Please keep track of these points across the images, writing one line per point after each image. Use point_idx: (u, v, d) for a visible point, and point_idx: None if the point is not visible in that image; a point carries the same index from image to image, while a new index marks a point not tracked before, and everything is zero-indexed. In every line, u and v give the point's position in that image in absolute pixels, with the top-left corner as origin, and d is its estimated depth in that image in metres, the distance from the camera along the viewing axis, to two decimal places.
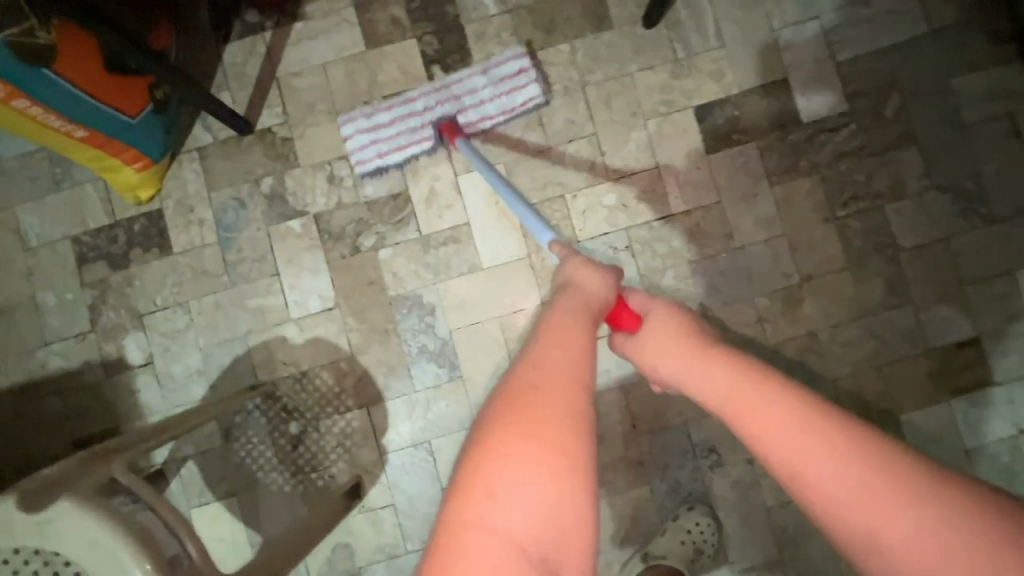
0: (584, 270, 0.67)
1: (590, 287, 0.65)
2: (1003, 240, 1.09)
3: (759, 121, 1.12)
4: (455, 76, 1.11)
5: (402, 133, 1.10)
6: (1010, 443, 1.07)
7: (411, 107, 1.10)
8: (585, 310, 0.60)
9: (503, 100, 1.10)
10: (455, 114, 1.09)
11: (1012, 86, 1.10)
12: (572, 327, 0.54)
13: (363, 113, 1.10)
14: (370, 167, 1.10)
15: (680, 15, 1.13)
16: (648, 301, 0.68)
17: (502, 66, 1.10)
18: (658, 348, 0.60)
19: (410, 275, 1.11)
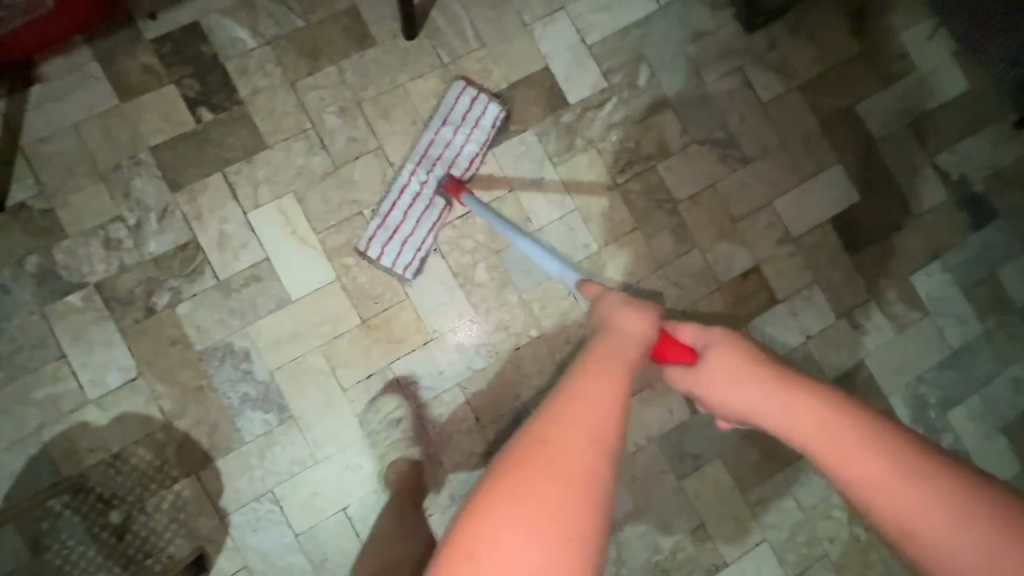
0: (621, 308, 0.68)
1: (630, 327, 0.64)
2: (758, 175, 1.24)
3: (531, 110, 1.19)
4: (422, 141, 1.12)
5: (409, 221, 1.10)
6: (802, 349, 1.21)
7: (419, 198, 1.10)
8: (626, 353, 0.58)
9: (478, 134, 1.14)
10: (447, 172, 1.11)
11: (736, 45, 1.26)
12: (604, 370, 0.53)
13: (377, 224, 1.09)
14: (415, 264, 1.10)
15: (437, 24, 1.18)
16: (701, 332, 0.66)
17: (455, 104, 1.14)
18: (725, 384, 0.59)
19: (218, 326, 1.07)
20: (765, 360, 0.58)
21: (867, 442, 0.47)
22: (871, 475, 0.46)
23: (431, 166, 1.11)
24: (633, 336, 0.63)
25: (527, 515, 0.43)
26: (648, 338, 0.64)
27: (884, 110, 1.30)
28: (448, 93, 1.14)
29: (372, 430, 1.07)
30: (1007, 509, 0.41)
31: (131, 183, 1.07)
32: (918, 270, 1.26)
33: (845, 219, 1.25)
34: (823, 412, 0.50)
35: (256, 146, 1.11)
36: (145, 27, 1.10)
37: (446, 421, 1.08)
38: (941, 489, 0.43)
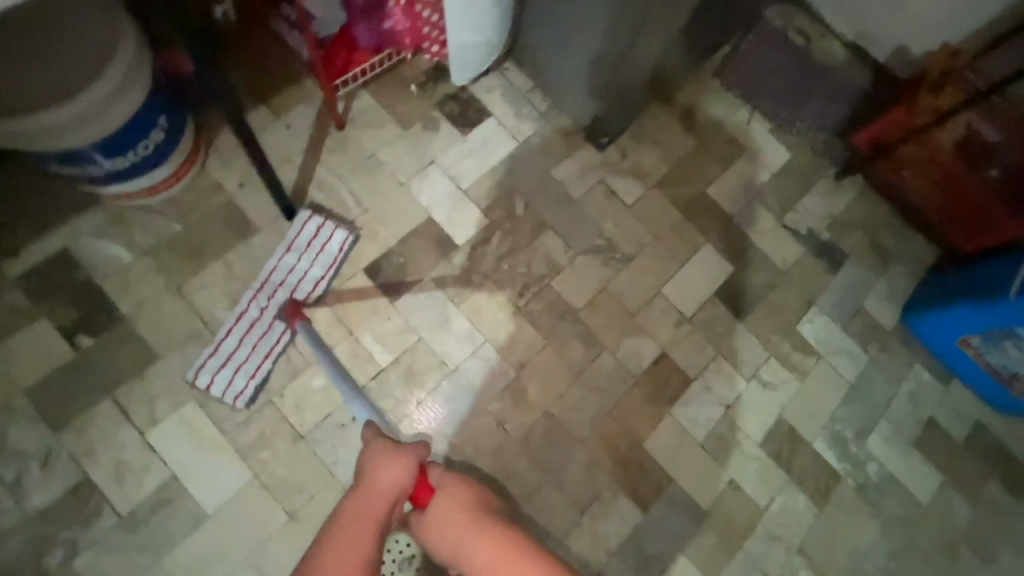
0: (382, 449, 0.77)
1: (382, 480, 0.74)
2: (642, 269, 1.35)
3: (423, 258, 1.24)
4: (266, 267, 1.14)
5: (249, 348, 1.08)
6: (726, 420, 1.28)
7: (255, 322, 1.09)
8: (374, 508, 0.72)
9: (322, 256, 1.16)
10: (290, 297, 1.12)
11: (594, 160, 1.41)
12: (357, 517, 0.71)
13: (208, 354, 1.06)
14: (248, 392, 1.07)
15: (317, 199, 1.23)
16: (441, 477, 0.79)
17: (300, 230, 1.16)
18: (439, 536, 0.73)
19: (128, 568, 0.97)
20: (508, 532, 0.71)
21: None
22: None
23: (270, 292, 1.12)
24: (382, 490, 0.74)
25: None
26: (399, 490, 0.74)
27: (731, 188, 1.47)
28: (296, 219, 1.17)
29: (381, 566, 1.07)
30: None
31: (7, 434, 0.99)
32: (800, 320, 1.40)
33: (727, 290, 1.38)
34: (518, 563, 0.67)
35: (145, 359, 1.07)
36: (8, 266, 1.06)
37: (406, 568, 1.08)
38: None
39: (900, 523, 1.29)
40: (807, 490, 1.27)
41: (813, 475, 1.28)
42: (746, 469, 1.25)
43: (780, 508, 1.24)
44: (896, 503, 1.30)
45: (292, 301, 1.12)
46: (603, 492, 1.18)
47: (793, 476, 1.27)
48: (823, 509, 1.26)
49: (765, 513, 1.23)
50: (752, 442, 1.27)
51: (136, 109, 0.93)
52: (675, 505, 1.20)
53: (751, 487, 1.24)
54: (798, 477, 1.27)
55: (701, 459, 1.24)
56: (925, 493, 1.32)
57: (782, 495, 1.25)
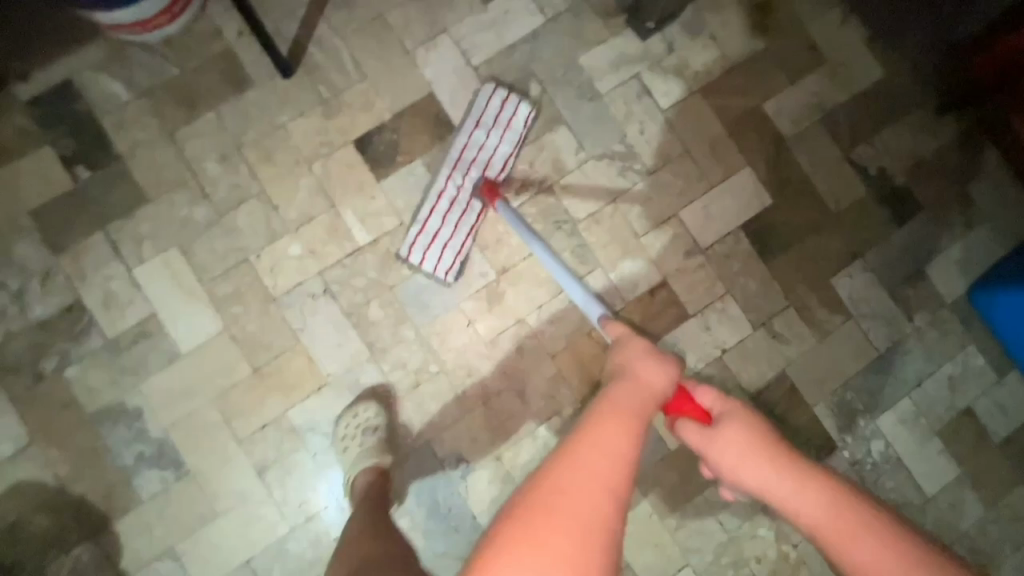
0: (640, 352, 0.72)
1: (654, 379, 0.67)
2: (662, 186, 1.19)
3: (418, 139, 1.14)
4: (456, 144, 1.10)
5: (452, 229, 1.09)
6: (718, 365, 1.17)
7: (454, 203, 1.09)
8: (641, 400, 0.61)
9: (510, 134, 1.12)
10: (483, 175, 1.10)
11: (631, 52, 1.21)
12: (631, 411, 0.58)
13: (415, 233, 1.08)
14: (455, 266, 1.10)
15: (315, 58, 1.14)
16: (721, 402, 0.71)
17: (485, 105, 1.11)
18: (735, 457, 0.64)
19: (108, 386, 1.06)
20: (779, 448, 0.63)
21: (842, 520, 0.54)
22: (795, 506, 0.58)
23: (467, 170, 1.09)
24: (657, 388, 0.66)
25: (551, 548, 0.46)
26: (666, 393, 0.67)
27: (792, 107, 1.24)
28: (478, 97, 1.12)
29: (343, 437, 1.06)
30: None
31: (14, 249, 1.07)
32: (837, 272, 1.21)
33: (756, 225, 1.20)
34: (783, 465, 0.60)
35: (137, 200, 1.10)
36: (17, 89, 1.09)
37: (365, 435, 1.04)
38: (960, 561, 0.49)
39: (892, 508, 1.17)
40: (793, 453, 1.16)
41: (803, 439, 1.16)
42: None
43: None
44: (893, 486, 1.17)
45: (485, 180, 1.09)
46: (567, 411, 1.13)
47: (779, 436, 1.16)
48: None
49: None
50: (742, 392, 1.16)
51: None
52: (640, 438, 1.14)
53: None
54: (786, 437, 1.16)
55: None
56: (932, 483, 1.18)
57: None
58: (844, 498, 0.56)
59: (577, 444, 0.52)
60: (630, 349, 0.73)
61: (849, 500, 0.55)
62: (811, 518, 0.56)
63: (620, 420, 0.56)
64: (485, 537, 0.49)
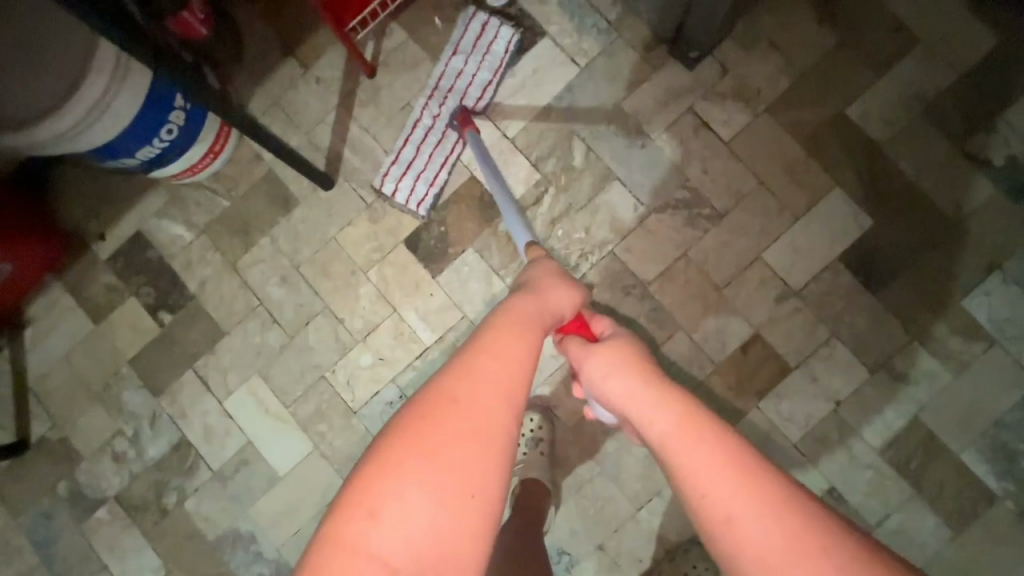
0: (548, 275, 0.71)
1: (556, 297, 0.67)
2: (738, 227, 1.06)
3: (465, 226, 1.10)
4: (434, 73, 1.10)
5: (429, 156, 1.08)
6: (833, 419, 1.03)
7: (430, 132, 1.09)
8: (537, 312, 0.61)
9: (488, 60, 1.08)
10: (460, 104, 1.08)
11: (680, 83, 1.08)
12: (523, 319, 0.57)
13: (391, 163, 1.09)
14: (428, 198, 1.08)
15: (352, 163, 1.13)
16: (613, 326, 0.71)
17: (464, 32, 1.09)
18: (607, 372, 0.61)
19: (222, 514, 1.12)
20: (662, 374, 0.58)
21: (696, 430, 0.49)
22: (658, 430, 0.51)
23: (443, 99, 1.08)
24: (555, 305, 0.66)
25: (434, 451, 0.44)
26: (564, 314, 0.67)
27: (883, 104, 1.05)
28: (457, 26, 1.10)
29: None
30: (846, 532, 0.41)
31: (121, 397, 1.15)
32: (969, 291, 1.02)
33: (857, 252, 1.04)
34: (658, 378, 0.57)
35: (216, 334, 1.14)
36: (98, 248, 1.16)
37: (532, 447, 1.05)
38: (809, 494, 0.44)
39: None
40: (943, 511, 1.00)
41: (954, 494, 1.00)
42: (856, 478, 1.02)
43: (897, 529, 1.01)
44: None
45: (460, 109, 1.07)
46: (666, 489, 1.05)
47: (922, 492, 1.01)
48: (962, 536, 1.00)
49: (875, 531, 1.02)
50: (868, 447, 1.02)
51: (135, 112, 0.88)
52: None
53: (859, 500, 1.02)
54: (931, 493, 1.00)
55: (793, 462, 1.04)
56: None
57: (904, 512, 1.01)
58: (713, 428, 0.49)
59: (471, 355, 0.50)
60: (543, 270, 0.73)
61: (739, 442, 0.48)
62: (678, 448, 0.48)
63: (518, 332, 0.54)
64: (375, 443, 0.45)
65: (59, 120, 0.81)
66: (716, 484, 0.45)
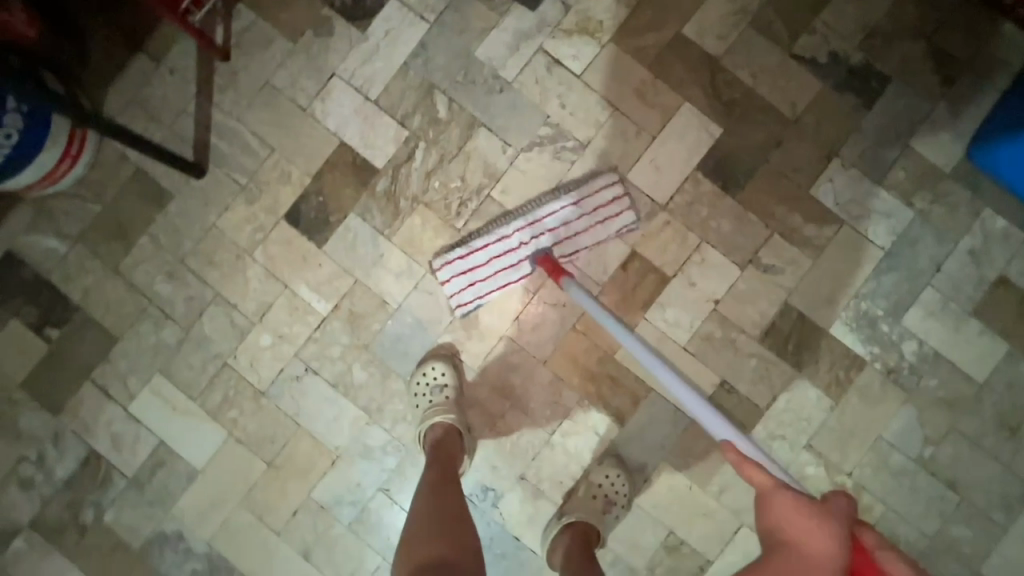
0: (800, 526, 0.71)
1: (818, 552, 0.66)
2: (603, 155, 1.11)
3: (344, 193, 1.11)
4: (541, 207, 1.07)
5: (500, 271, 1.07)
6: (715, 318, 1.10)
7: (506, 241, 1.06)
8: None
9: (598, 230, 1.07)
10: (551, 247, 1.06)
11: (526, 25, 1.12)
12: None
13: (457, 255, 1.07)
14: (471, 308, 1.09)
15: (221, 149, 1.13)
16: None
17: (596, 191, 1.07)
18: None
19: (146, 519, 1.11)
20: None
21: None
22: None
23: (539, 235, 1.05)
24: (819, 563, 0.65)
25: None
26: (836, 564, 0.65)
27: (715, 21, 1.12)
28: (594, 179, 1.08)
29: (417, 390, 1.08)
30: None
31: (19, 423, 1.12)
32: (814, 182, 1.11)
33: (713, 161, 1.11)
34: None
35: (109, 341, 1.12)
36: None
37: (439, 393, 1.06)
38: None
39: (941, 406, 1.09)
40: (820, 382, 1.09)
41: (827, 366, 1.09)
42: (742, 368, 1.10)
43: (783, 407, 1.10)
44: (937, 384, 1.10)
45: (547, 254, 1.05)
46: (574, 411, 1.10)
47: (801, 369, 1.10)
48: (840, 402, 1.09)
49: (767, 412, 1.10)
50: (749, 338, 1.10)
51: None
52: (655, 417, 1.10)
53: (748, 387, 1.10)
54: (808, 368, 1.09)
55: (685, 364, 1.10)
56: (975, 368, 1.09)
57: (788, 390, 1.10)
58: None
59: None
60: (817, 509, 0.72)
61: None
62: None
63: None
64: None
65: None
66: None
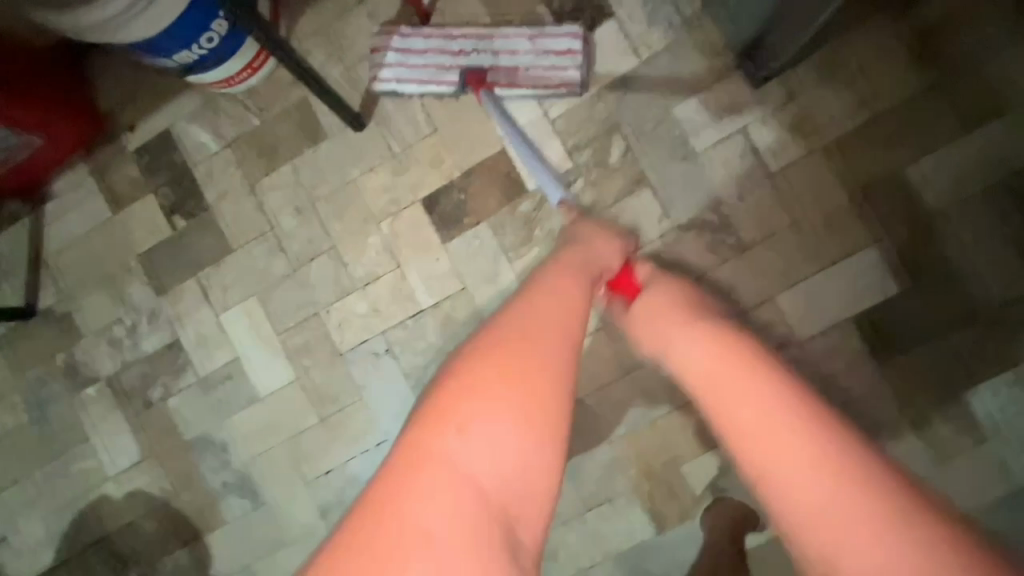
0: (599, 234, 0.80)
1: (605, 254, 0.75)
2: (759, 264, 1.02)
3: (486, 200, 1.08)
4: (501, 31, 1.02)
5: (429, 67, 1.03)
6: None
7: (448, 43, 1.03)
8: (589, 267, 0.71)
9: (537, 71, 1.00)
10: (487, 68, 1.01)
11: (740, 100, 1.02)
12: (568, 295, 0.62)
13: (401, 32, 1.04)
14: (390, 89, 1.06)
15: (387, 109, 1.10)
16: (651, 276, 0.76)
17: (555, 35, 1.00)
18: (654, 313, 0.68)
19: (200, 418, 1.17)
20: (725, 330, 0.60)
21: (805, 445, 0.47)
22: (726, 414, 0.52)
23: (479, 48, 1.01)
24: (604, 262, 0.74)
25: (501, 355, 0.54)
26: (609, 267, 0.75)
27: (947, 172, 0.98)
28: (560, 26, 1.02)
29: None
30: (877, 471, 0.46)
31: (126, 288, 1.19)
32: (975, 384, 0.98)
33: (874, 318, 1.00)
34: (757, 366, 0.53)
35: (224, 249, 1.16)
36: (126, 139, 1.18)
37: None
38: (846, 462, 0.46)
39: None
40: None
41: None
42: None
43: None
44: None
45: (477, 71, 1.01)
46: (619, 498, 1.07)
47: None
48: None
49: None
50: None
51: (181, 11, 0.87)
52: (697, 540, 1.05)
53: None
54: None
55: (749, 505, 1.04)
56: None
57: None
58: (742, 355, 0.55)
59: (526, 296, 0.61)
60: (645, 275, 0.77)
61: (853, 440, 0.48)
62: (760, 443, 0.49)
63: (568, 291, 0.63)
64: (456, 358, 0.56)
65: (93, 11, 0.82)
66: (755, 444, 0.49)
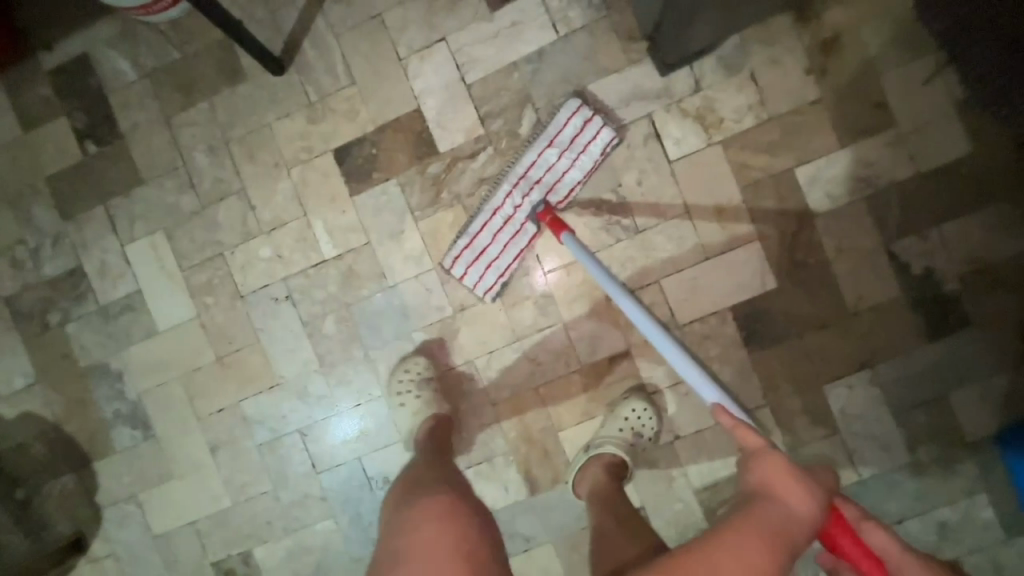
0: (774, 470, 0.62)
1: (805, 507, 0.60)
2: (651, 248, 1.06)
3: (396, 157, 1.09)
4: (524, 161, 1.00)
5: (508, 249, 1.03)
6: (667, 450, 1.08)
7: (510, 223, 1.02)
8: (791, 532, 0.58)
9: (583, 160, 1.01)
10: (546, 199, 1.01)
11: (648, 86, 1.05)
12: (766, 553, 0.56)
13: (461, 246, 1.02)
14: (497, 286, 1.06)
15: (308, 57, 1.10)
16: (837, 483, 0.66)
17: (566, 124, 1.00)
18: None
19: (98, 346, 1.18)
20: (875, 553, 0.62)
21: None
22: None
23: (529, 192, 1.00)
24: (807, 518, 0.60)
25: None
26: (814, 520, 0.60)
27: (833, 176, 1.03)
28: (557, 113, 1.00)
29: (399, 386, 1.07)
30: None
31: (32, 209, 1.18)
32: (833, 380, 1.05)
33: (750, 309, 1.06)
34: None
35: (134, 180, 1.15)
36: (43, 58, 1.16)
37: (423, 386, 1.06)
38: None
39: None
40: None
41: None
42: (665, 505, 1.09)
43: None
44: None
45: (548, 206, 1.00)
46: (497, 459, 1.11)
47: None
48: None
49: None
50: (686, 485, 1.08)
51: None
52: (565, 504, 1.10)
53: (661, 525, 1.09)
54: None
55: None
56: None
57: None
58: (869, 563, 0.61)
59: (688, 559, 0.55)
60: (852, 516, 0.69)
61: None
62: None
63: (765, 535, 0.57)
64: None
65: None
66: None
